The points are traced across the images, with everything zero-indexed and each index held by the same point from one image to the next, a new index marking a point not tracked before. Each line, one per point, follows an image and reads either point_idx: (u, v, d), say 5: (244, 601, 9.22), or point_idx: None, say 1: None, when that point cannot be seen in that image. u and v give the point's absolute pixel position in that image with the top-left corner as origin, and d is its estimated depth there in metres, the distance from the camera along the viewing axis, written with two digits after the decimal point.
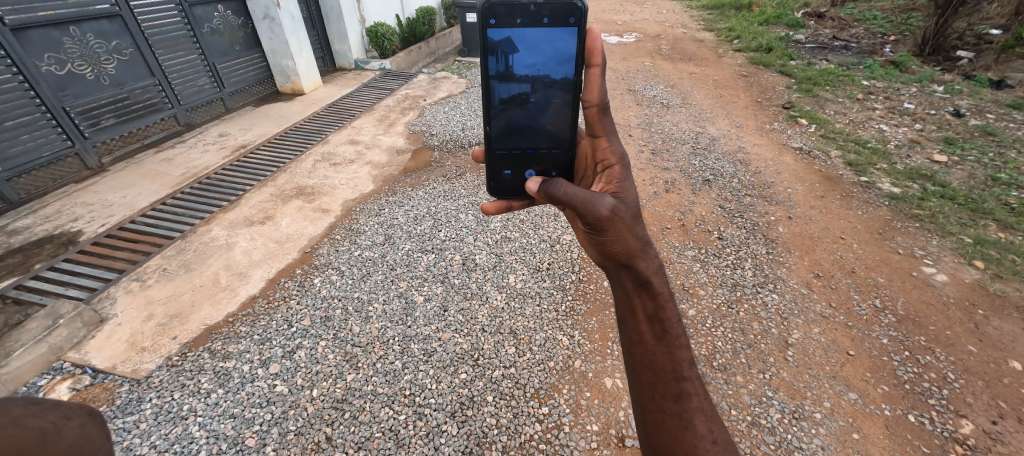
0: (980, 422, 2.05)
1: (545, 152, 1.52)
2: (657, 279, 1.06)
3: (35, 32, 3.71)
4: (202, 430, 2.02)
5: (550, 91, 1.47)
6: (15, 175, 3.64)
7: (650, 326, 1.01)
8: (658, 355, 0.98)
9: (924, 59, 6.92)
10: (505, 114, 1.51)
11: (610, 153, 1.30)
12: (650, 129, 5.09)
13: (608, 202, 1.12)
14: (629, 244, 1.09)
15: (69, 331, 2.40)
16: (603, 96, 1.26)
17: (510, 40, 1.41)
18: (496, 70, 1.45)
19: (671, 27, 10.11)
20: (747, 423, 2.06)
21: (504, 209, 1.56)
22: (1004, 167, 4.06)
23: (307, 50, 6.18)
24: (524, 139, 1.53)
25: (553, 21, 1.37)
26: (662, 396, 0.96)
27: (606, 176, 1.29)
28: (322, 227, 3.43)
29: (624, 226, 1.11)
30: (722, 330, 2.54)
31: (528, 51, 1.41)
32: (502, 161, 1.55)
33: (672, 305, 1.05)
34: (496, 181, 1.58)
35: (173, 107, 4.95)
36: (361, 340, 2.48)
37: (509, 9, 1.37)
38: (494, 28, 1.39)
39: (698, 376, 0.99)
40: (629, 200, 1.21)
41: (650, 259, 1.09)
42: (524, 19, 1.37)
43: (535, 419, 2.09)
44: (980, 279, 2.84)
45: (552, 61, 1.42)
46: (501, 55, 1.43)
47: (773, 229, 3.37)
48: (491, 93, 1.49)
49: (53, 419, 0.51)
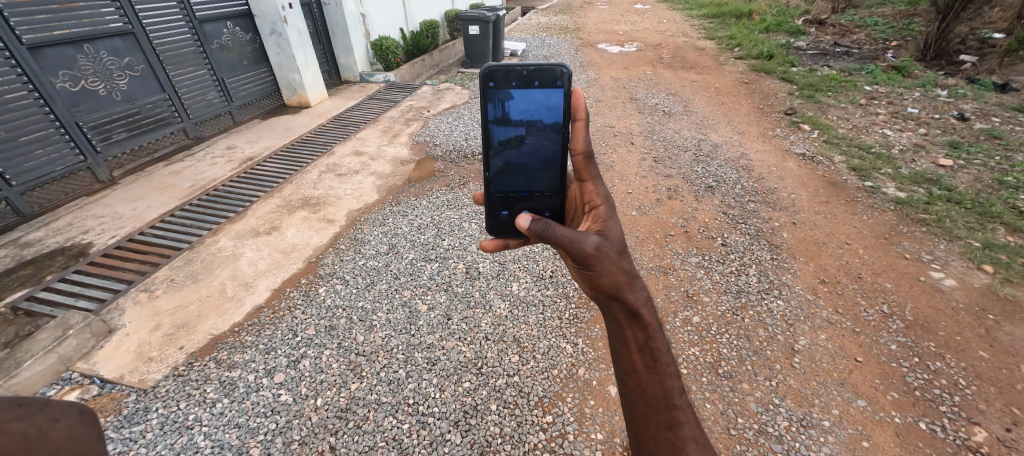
0: (994, 429, 2.01)
1: (538, 195, 1.57)
2: (646, 310, 1.14)
3: (51, 50, 3.83)
4: (207, 439, 2.03)
5: (543, 135, 1.52)
6: (29, 189, 3.72)
7: (642, 356, 1.08)
8: (650, 383, 1.07)
9: (926, 64, 6.90)
10: (503, 155, 1.56)
11: (596, 194, 1.34)
12: (651, 136, 5.11)
13: (594, 240, 1.17)
14: (617, 278, 1.15)
15: (78, 341, 2.43)
16: (589, 145, 1.29)
17: (506, 89, 1.48)
18: (495, 115, 1.53)
19: (671, 35, 10.21)
20: (754, 431, 2.03)
21: (501, 247, 1.57)
22: (1012, 170, 4.02)
23: (314, 64, 6.31)
24: (519, 182, 1.58)
25: (543, 84, 1.46)
26: (656, 423, 1.04)
27: (593, 215, 1.33)
28: (327, 237, 3.47)
29: (611, 261, 1.17)
30: (727, 336, 2.52)
31: (522, 98, 1.48)
32: (499, 202, 1.59)
33: (661, 334, 1.13)
34: (494, 220, 1.62)
35: (182, 121, 5.04)
36: (365, 349, 2.49)
37: (506, 72, 1.46)
38: (493, 90, 1.49)
39: (688, 402, 1.07)
40: (614, 235, 1.26)
41: (637, 291, 1.16)
42: (519, 82, 1.47)
43: (540, 428, 2.07)
44: (990, 283, 2.81)
45: (544, 108, 1.48)
46: (498, 103, 1.51)
47: (777, 235, 3.35)
48: (490, 136, 1.55)
49: (38, 421, 0.54)
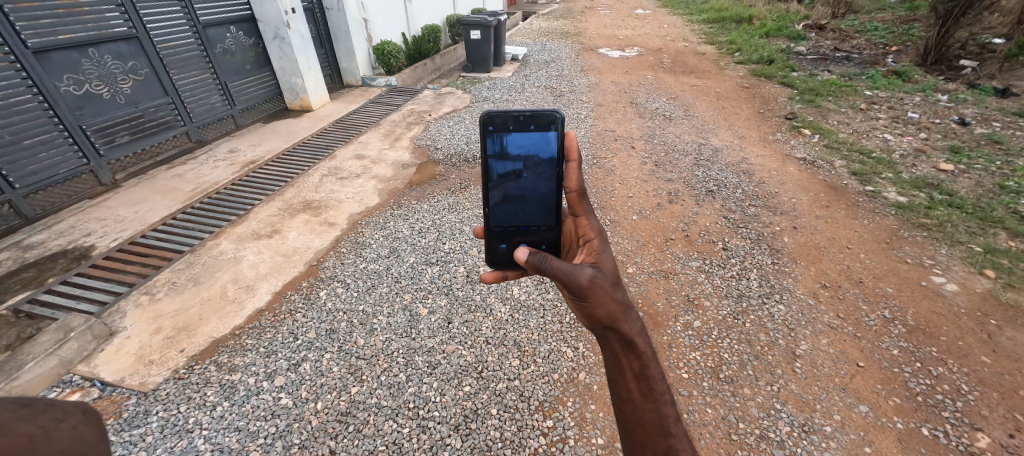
0: (996, 435, 2.01)
1: (536, 228, 1.58)
2: (640, 340, 1.19)
3: (56, 54, 3.85)
4: (206, 443, 2.02)
5: (540, 170, 1.55)
6: (32, 192, 3.73)
7: (637, 384, 1.13)
8: (646, 412, 1.11)
9: (926, 68, 6.92)
10: (502, 188, 1.58)
11: (588, 228, 1.39)
12: (652, 140, 5.12)
13: (588, 272, 1.23)
14: (611, 309, 1.21)
15: (79, 344, 2.43)
16: (582, 183, 1.38)
17: (504, 127, 1.52)
18: (493, 150, 1.55)
19: (671, 40, 10.26)
20: (755, 436, 2.02)
21: (500, 278, 1.55)
22: (1013, 175, 4.02)
23: (316, 68, 6.35)
24: (517, 216, 1.59)
25: (538, 128, 1.52)
26: (652, 450, 1.07)
27: (587, 248, 1.37)
28: (328, 240, 3.47)
29: (605, 292, 1.22)
30: (728, 341, 2.51)
31: (519, 135, 1.53)
32: (498, 236, 1.60)
33: (655, 363, 1.17)
34: (493, 253, 1.62)
35: (185, 124, 5.06)
36: (366, 352, 2.49)
37: (504, 118, 1.51)
38: (492, 133, 1.54)
39: (684, 430, 1.10)
40: (608, 267, 1.31)
41: (631, 321, 1.22)
42: (516, 126, 1.52)
43: (540, 433, 2.07)
44: (991, 288, 2.80)
45: (540, 145, 1.53)
46: (496, 138, 1.54)
47: (778, 239, 3.35)
48: (489, 169, 1.57)
49: (42, 423, 0.55)
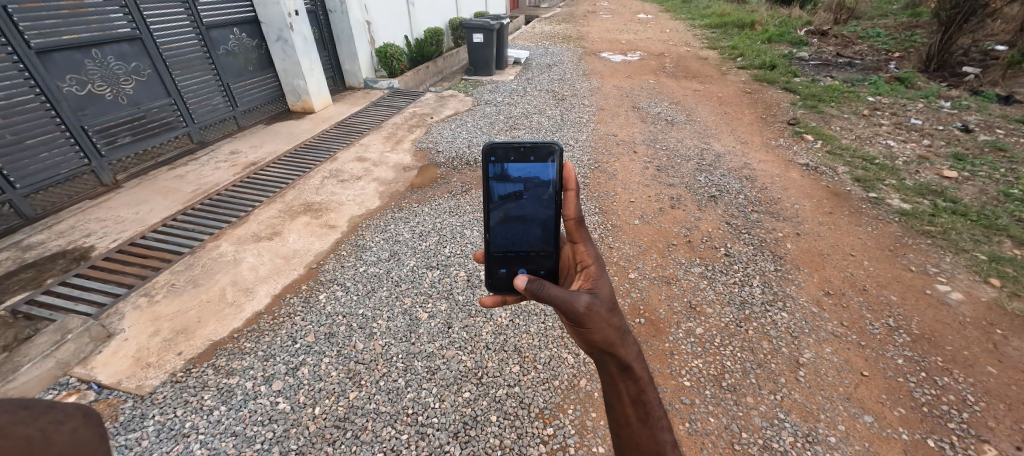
0: (1003, 447, 1.97)
1: (535, 254, 1.57)
2: (637, 364, 1.19)
3: (59, 55, 3.86)
4: (202, 448, 2.00)
5: (540, 196, 1.54)
6: (33, 192, 3.73)
7: (634, 409, 1.13)
8: (643, 437, 1.11)
9: (929, 75, 6.93)
10: (502, 210, 1.57)
11: (587, 254, 1.38)
12: (654, 145, 5.10)
13: (584, 298, 1.22)
14: (608, 334, 1.20)
15: (76, 346, 2.41)
16: (579, 211, 1.35)
17: (505, 154, 1.51)
18: (495, 174, 1.54)
19: (673, 45, 10.27)
20: (758, 446, 1.99)
21: (499, 302, 1.55)
22: (1017, 182, 3.99)
23: (318, 70, 6.35)
24: (517, 240, 1.58)
25: (538, 158, 1.51)
26: None
27: (584, 274, 1.36)
28: (328, 243, 3.45)
29: (601, 318, 1.21)
30: (731, 349, 2.49)
31: (519, 162, 1.52)
32: (498, 261, 1.60)
33: (652, 388, 1.18)
34: (493, 277, 1.62)
35: (187, 125, 5.06)
36: (364, 357, 2.46)
37: (506, 148, 1.51)
38: (493, 164, 1.53)
39: None
40: (604, 292, 1.30)
41: (628, 345, 1.21)
42: (516, 156, 1.51)
43: (540, 440, 2.04)
44: (997, 297, 2.78)
45: (539, 172, 1.52)
46: (498, 163, 1.53)
47: (781, 246, 3.33)
48: (490, 192, 1.56)
49: (44, 424, 0.56)
